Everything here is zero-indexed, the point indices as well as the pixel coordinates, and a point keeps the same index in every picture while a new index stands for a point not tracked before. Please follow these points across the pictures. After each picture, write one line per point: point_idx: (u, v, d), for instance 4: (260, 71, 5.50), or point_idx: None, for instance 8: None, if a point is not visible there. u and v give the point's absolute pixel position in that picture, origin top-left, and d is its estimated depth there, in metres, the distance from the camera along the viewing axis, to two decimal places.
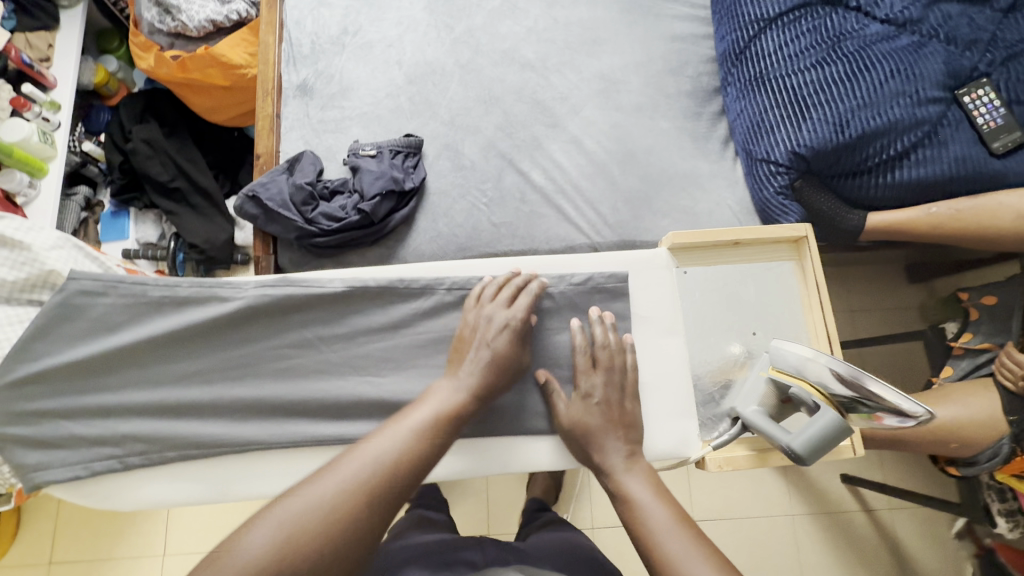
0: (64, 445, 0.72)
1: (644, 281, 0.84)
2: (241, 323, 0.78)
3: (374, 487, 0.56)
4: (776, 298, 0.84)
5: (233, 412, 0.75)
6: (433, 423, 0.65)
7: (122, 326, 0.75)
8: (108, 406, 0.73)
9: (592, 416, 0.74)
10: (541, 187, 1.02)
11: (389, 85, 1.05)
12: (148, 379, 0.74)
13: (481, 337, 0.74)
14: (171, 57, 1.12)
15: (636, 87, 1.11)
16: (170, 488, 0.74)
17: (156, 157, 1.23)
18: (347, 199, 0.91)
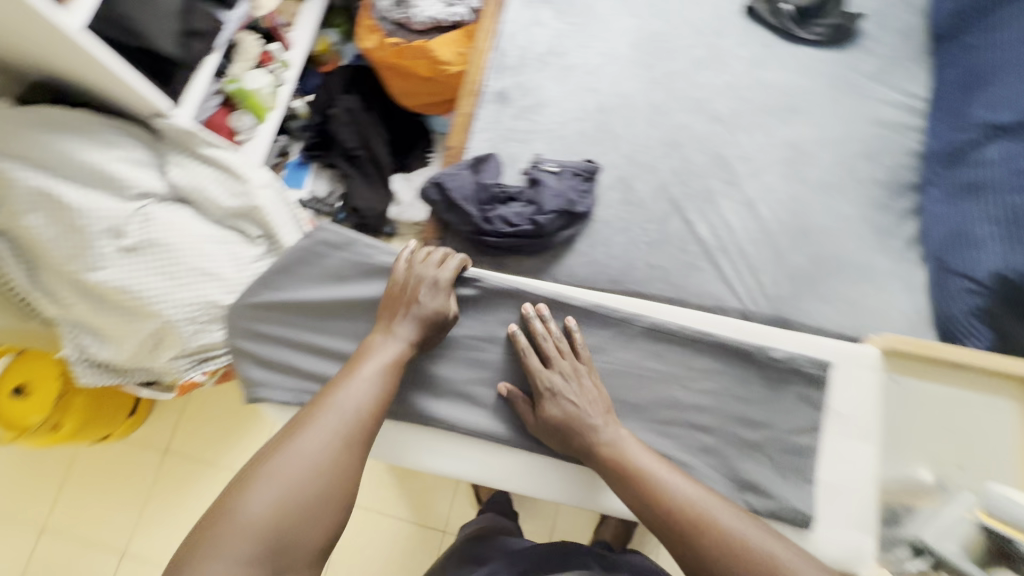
0: (287, 371, 0.83)
1: (845, 377, 0.79)
2: None
3: (350, 437, 0.67)
4: (985, 436, 0.77)
5: None
6: (387, 375, 0.73)
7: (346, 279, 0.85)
8: (326, 348, 0.83)
9: (568, 411, 0.75)
10: (704, 241, 1.00)
11: (580, 109, 1.09)
12: (357, 333, 0.84)
13: (410, 296, 0.79)
14: (391, 43, 1.24)
15: (825, 164, 1.07)
16: None
17: (351, 125, 1.38)
18: (523, 208, 0.95)
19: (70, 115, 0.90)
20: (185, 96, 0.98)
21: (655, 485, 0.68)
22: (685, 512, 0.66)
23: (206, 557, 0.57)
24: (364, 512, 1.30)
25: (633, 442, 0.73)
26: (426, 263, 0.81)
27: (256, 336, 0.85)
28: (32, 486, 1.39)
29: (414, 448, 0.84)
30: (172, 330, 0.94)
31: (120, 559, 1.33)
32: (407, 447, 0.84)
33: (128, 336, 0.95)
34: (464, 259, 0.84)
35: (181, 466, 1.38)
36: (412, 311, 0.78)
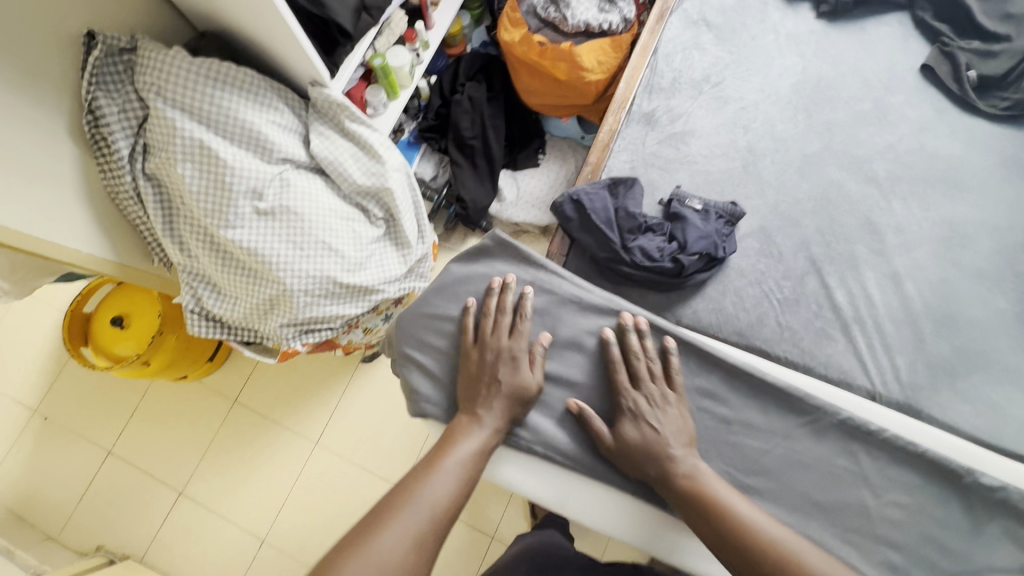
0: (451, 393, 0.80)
1: None
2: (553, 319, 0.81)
3: (428, 538, 0.61)
4: None
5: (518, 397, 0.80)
6: (467, 469, 0.68)
7: (530, 309, 0.81)
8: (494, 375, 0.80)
9: (646, 441, 0.72)
10: (840, 309, 0.95)
11: (729, 146, 1.03)
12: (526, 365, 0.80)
13: (490, 371, 0.75)
14: (538, 41, 1.20)
15: (983, 250, 0.99)
16: (514, 472, 0.79)
17: (470, 114, 1.34)
18: (664, 243, 0.91)
19: (234, 69, 0.90)
20: (341, 69, 0.99)
21: (737, 523, 0.66)
22: (765, 552, 0.64)
23: None
24: None
25: (717, 480, 0.70)
26: (496, 331, 0.78)
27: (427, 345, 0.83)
28: (104, 408, 1.42)
29: (587, 506, 0.77)
30: (287, 298, 0.94)
31: (177, 498, 1.35)
32: (580, 504, 0.78)
33: (243, 296, 0.95)
34: (512, 282, 0.81)
35: (246, 420, 1.39)
36: (495, 387, 0.75)
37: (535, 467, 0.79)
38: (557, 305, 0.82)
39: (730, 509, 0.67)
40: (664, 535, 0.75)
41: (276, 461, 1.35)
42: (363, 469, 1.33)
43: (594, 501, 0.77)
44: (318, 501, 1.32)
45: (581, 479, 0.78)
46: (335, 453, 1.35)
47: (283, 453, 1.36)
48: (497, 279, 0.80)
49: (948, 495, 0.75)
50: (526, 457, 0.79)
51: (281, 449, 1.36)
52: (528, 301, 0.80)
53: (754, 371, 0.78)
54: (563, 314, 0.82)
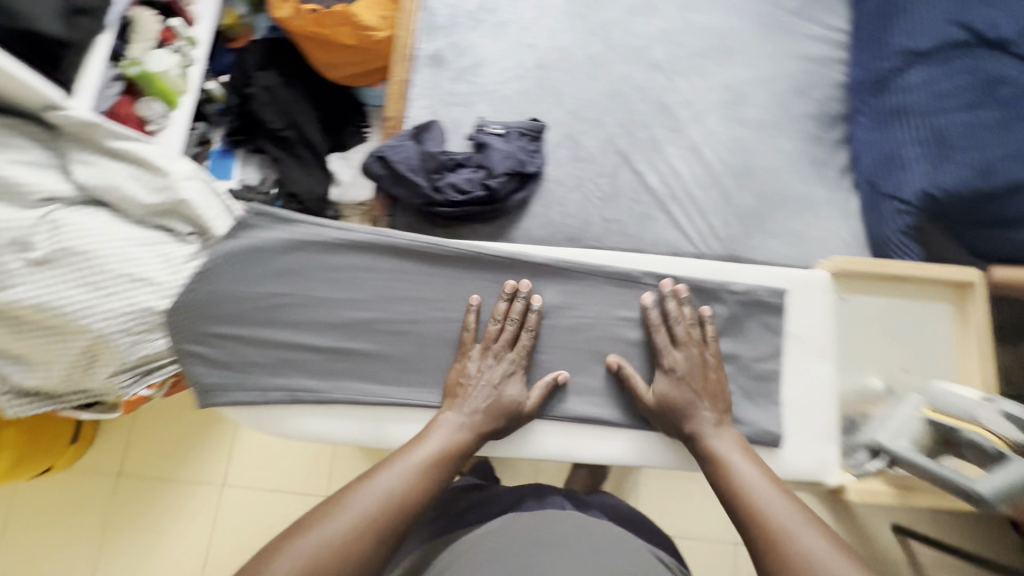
0: (238, 370, 0.89)
1: (804, 302, 0.89)
2: (317, 271, 0.91)
3: (379, 521, 0.66)
4: (926, 339, 0.90)
5: (302, 351, 0.89)
6: (434, 461, 0.74)
7: (290, 268, 0.91)
8: (280, 339, 0.89)
9: (679, 393, 0.82)
10: (654, 190, 1.02)
11: (519, 67, 1.05)
12: (302, 325, 0.89)
13: (488, 380, 0.83)
14: (309, 10, 1.17)
15: (761, 103, 1.09)
16: (322, 423, 0.87)
17: (273, 105, 1.27)
18: (473, 173, 0.92)
19: None
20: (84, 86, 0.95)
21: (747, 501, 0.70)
22: (760, 521, 0.66)
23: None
24: None
25: (749, 464, 0.75)
26: (497, 343, 0.86)
27: (212, 338, 0.90)
28: None
29: (403, 426, 0.87)
30: (105, 344, 0.85)
31: None
32: (395, 425, 0.87)
33: (53, 358, 0.85)
34: (539, 301, 0.87)
35: (137, 489, 1.28)
36: (486, 395, 0.82)
37: (337, 415, 0.87)
38: (329, 254, 0.91)
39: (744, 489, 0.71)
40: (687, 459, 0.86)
41: (187, 516, 1.27)
42: (280, 492, 1.28)
43: (615, 443, 0.87)
44: (242, 539, 1.25)
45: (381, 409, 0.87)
46: (244, 487, 1.29)
47: (190, 505, 1.28)
48: (511, 284, 0.87)
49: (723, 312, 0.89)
50: (327, 405, 0.88)
51: (187, 503, 1.28)
52: (535, 314, 0.87)
53: (518, 257, 0.88)
54: (337, 262, 0.91)
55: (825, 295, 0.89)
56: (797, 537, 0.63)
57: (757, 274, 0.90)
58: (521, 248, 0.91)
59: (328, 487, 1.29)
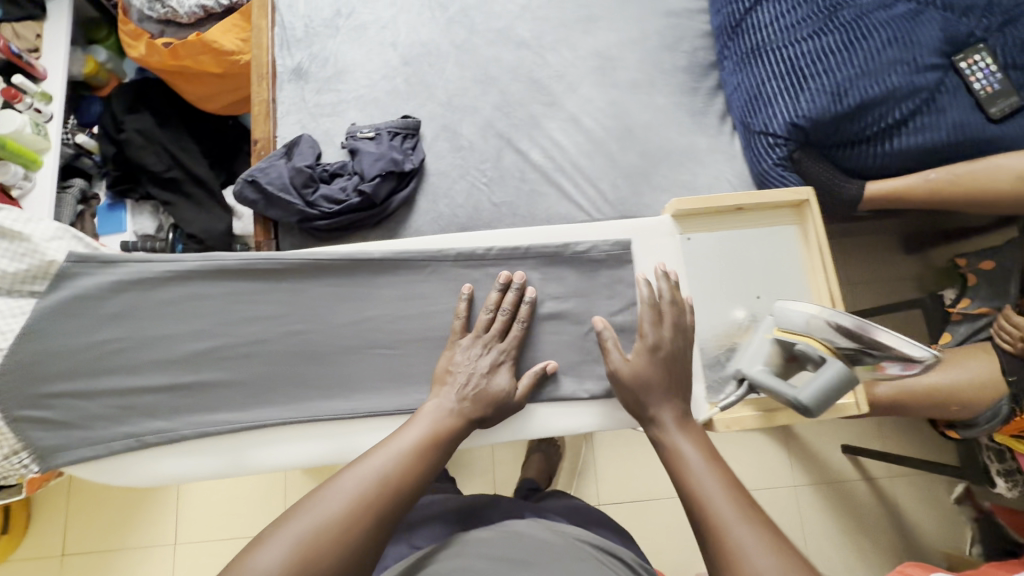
0: (74, 426, 0.69)
1: (649, 248, 0.81)
2: (161, 301, 0.73)
3: (371, 508, 0.55)
4: (778, 262, 0.81)
5: (143, 398, 0.71)
6: (428, 444, 0.63)
7: (119, 306, 0.72)
8: (116, 387, 0.71)
9: (651, 370, 0.68)
10: (540, 166, 1.01)
11: (385, 67, 1.04)
12: (141, 365, 0.72)
13: (477, 368, 0.70)
14: (162, 44, 1.11)
15: (633, 63, 1.10)
16: (182, 467, 0.70)
17: (150, 147, 1.22)
18: (347, 181, 0.91)
19: None
20: None
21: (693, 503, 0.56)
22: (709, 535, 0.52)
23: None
24: None
25: (697, 452, 0.61)
26: (487, 328, 0.74)
27: (42, 398, 0.68)
28: None
29: (265, 451, 0.71)
30: None
31: None
32: (254, 452, 0.71)
33: None
34: (531, 295, 0.77)
35: (85, 566, 1.23)
36: (475, 382, 0.69)
37: (197, 454, 0.71)
38: (163, 286, 0.74)
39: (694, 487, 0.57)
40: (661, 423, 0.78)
41: None
42: (235, 538, 1.24)
43: (581, 419, 0.77)
44: None
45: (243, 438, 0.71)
46: (197, 541, 1.24)
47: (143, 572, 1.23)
48: (503, 274, 0.76)
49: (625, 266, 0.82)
50: (179, 448, 0.70)
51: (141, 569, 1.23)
52: (529, 306, 0.76)
53: (358, 255, 0.76)
54: (170, 294, 0.74)
55: (673, 240, 0.81)
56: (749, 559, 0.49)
57: (611, 229, 0.81)
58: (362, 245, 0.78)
59: None
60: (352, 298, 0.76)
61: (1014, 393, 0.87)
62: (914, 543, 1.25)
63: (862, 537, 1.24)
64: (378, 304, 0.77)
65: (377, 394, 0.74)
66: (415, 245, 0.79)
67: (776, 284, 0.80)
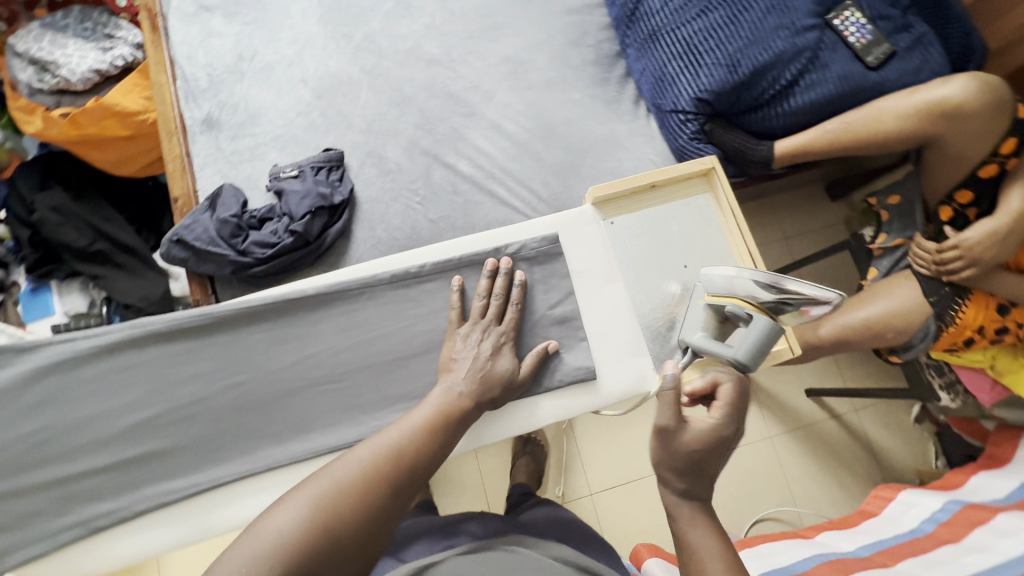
0: (21, 525, 0.66)
1: (575, 239, 0.83)
2: (102, 376, 0.71)
3: (388, 473, 0.55)
4: (699, 230, 0.84)
5: (90, 481, 0.68)
6: (439, 421, 0.63)
7: (49, 392, 0.69)
8: (61, 476, 0.67)
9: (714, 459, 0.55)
10: (470, 176, 1.03)
11: (298, 103, 1.03)
12: (87, 444, 0.69)
13: (478, 352, 0.71)
14: (60, 115, 1.05)
15: (542, 64, 1.12)
16: (144, 541, 0.67)
17: (69, 223, 1.15)
18: (278, 223, 0.90)
19: None
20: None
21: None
22: None
23: (229, 548, 0.47)
24: None
25: (706, 530, 0.53)
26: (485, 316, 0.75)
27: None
28: None
29: (228, 510, 0.69)
30: None
31: None
32: (218, 511, 0.69)
33: None
34: (520, 278, 0.78)
35: None
36: (480, 365, 0.69)
37: (158, 526, 0.68)
38: (80, 367, 0.71)
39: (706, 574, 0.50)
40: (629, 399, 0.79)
41: None
42: None
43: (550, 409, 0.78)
44: None
45: (205, 499, 0.69)
46: None
47: None
48: (490, 261, 0.77)
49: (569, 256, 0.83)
50: (141, 521, 0.68)
51: None
52: (518, 288, 0.77)
53: (291, 294, 0.75)
54: (92, 372, 0.71)
55: (597, 227, 0.84)
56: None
57: (535, 224, 0.83)
58: (294, 283, 0.78)
59: None
60: (300, 338, 0.75)
61: (939, 312, 0.94)
62: (886, 467, 1.32)
63: (841, 472, 1.31)
64: (328, 339, 0.76)
65: (334, 429, 0.73)
66: (349, 275, 0.79)
67: (699, 252, 0.83)
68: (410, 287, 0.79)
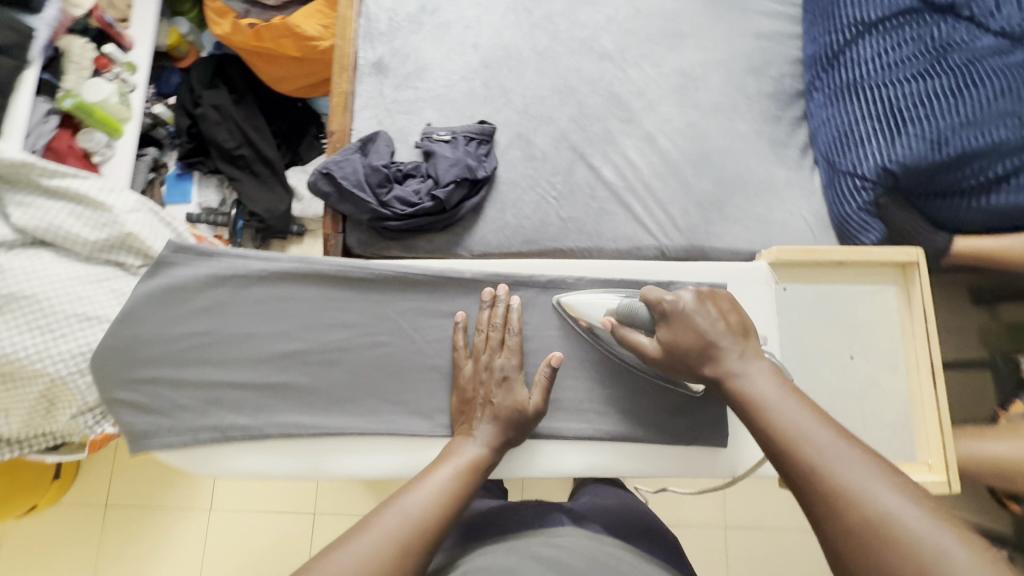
0: (168, 414, 0.71)
1: (747, 298, 0.77)
2: (262, 297, 0.75)
3: (408, 541, 0.53)
4: (872, 323, 0.81)
5: (232, 391, 0.72)
6: (459, 480, 0.62)
7: (212, 303, 0.74)
8: (207, 379, 0.72)
9: (692, 332, 0.60)
10: (612, 184, 1.00)
11: (465, 68, 1.03)
12: (243, 357, 0.73)
13: (483, 395, 0.70)
14: (247, 25, 1.13)
15: (715, 86, 1.06)
16: (263, 461, 0.72)
17: (224, 123, 1.23)
18: (421, 183, 0.92)
19: None
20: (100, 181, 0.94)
21: (824, 487, 0.45)
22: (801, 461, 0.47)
23: None
24: (334, 518, 1.27)
25: (778, 392, 0.53)
26: (489, 351, 0.72)
27: (133, 382, 0.70)
28: None
29: (330, 460, 0.73)
30: (64, 387, 0.85)
31: None
32: (331, 459, 0.73)
33: (13, 404, 0.86)
34: (513, 299, 0.75)
35: (126, 521, 1.27)
36: (484, 412, 0.69)
37: (271, 448, 0.72)
38: (250, 286, 0.75)
39: (837, 481, 0.44)
40: (683, 463, 0.77)
41: (181, 546, 1.26)
42: (272, 512, 1.27)
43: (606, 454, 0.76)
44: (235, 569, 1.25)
45: (315, 437, 0.72)
46: (233, 511, 1.28)
47: (179, 533, 1.27)
48: (486, 291, 0.75)
49: None
50: (266, 441, 0.72)
51: (177, 530, 1.27)
52: (515, 312, 0.74)
53: (450, 273, 0.77)
54: (257, 294, 0.75)
55: (769, 288, 0.78)
56: (879, 506, 0.42)
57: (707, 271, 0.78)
58: (452, 264, 0.79)
59: (317, 504, 1.27)
60: (421, 308, 0.77)
61: None
62: None
63: None
64: (447, 317, 0.77)
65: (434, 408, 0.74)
66: (493, 268, 0.80)
67: (864, 343, 0.82)
68: (532, 290, 0.78)
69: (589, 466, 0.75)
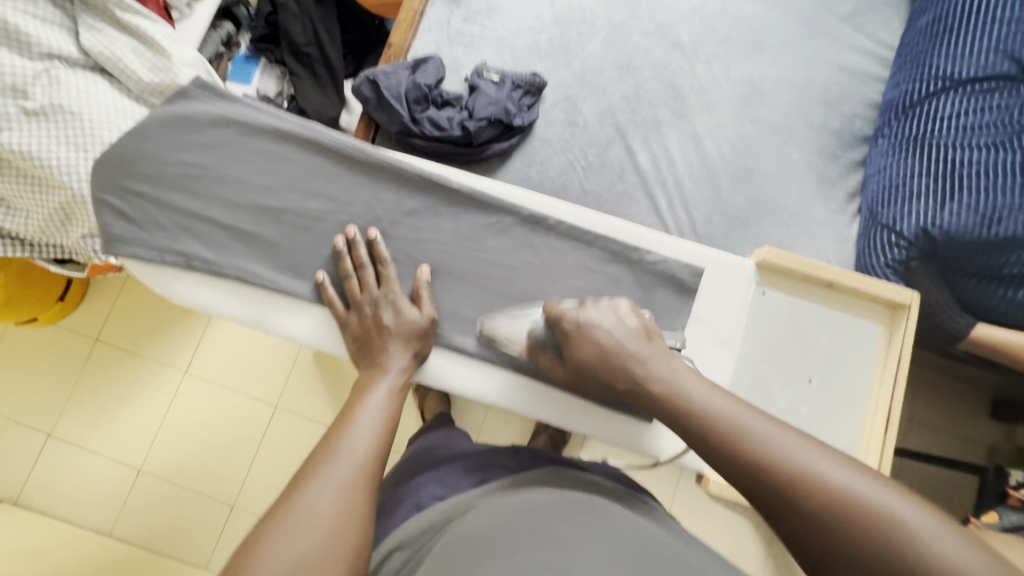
0: (146, 229, 0.75)
1: (714, 286, 0.79)
2: (262, 151, 0.78)
3: (363, 467, 0.52)
4: (845, 357, 0.79)
5: (212, 232, 0.76)
6: (388, 400, 0.62)
7: (216, 141, 0.78)
8: (190, 211, 0.76)
9: (601, 337, 0.61)
10: (643, 171, 0.98)
11: (535, 19, 1.03)
12: (225, 198, 0.77)
13: (375, 322, 0.71)
14: None
15: (780, 105, 1.02)
16: (215, 298, 0.75)
17: (300, 18, 1.26)
18: (456, 113, 0.93)
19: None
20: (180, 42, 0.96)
21: (771, 480, 0.43)
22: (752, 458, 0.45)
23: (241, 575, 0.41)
24: (292, 417, 1.31)
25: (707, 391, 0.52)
26: (363, 289, 0.73)
27: (125, 191, 0.76)
28: None
29: (279, 321, 0.76)
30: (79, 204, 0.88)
31: (46, 442, 1.31)
32: (279, 319, 0.75)
33: (33, 207, 0.90)
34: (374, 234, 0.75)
35: (110, 359, 1.35)
36: (381, 337, 0.69)
37: (231, 292, 0.76)
38: (253, 137, 0.78)
39: (791, 471, 0.43)
40: (609, 431, 0.76)
41: (149, 396, 1.33)
42: (237, 391, 1.33)
43: (536, 397, 0.76)
44: (190, 431, 1.31)
45: (273, 295, 0.76)
46: (203, 379, 1.34)
47: (151, 385, 1.34)
48: (337, 240, 0.75)
49: (686, 296, 0.78)
50: (226, 281, 0.76)
51: (150, 381, 1.34)
52: (381, 245, 0.75)
53: (438, 179, 0.78)
54: (257, 145, 0.78)
55: (745, 286, 0.79)
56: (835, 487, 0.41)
57: (688, 251, 0.80)
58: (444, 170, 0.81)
59: (281, 397, 1.32)
60: (416, 221, 0.78)
61: None
62: None
63: None
64: (436, 235, 0.78)
65: None
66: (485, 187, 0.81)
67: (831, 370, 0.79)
68: (525, 238, 0.79)
69: (512, 403, 0.75)
